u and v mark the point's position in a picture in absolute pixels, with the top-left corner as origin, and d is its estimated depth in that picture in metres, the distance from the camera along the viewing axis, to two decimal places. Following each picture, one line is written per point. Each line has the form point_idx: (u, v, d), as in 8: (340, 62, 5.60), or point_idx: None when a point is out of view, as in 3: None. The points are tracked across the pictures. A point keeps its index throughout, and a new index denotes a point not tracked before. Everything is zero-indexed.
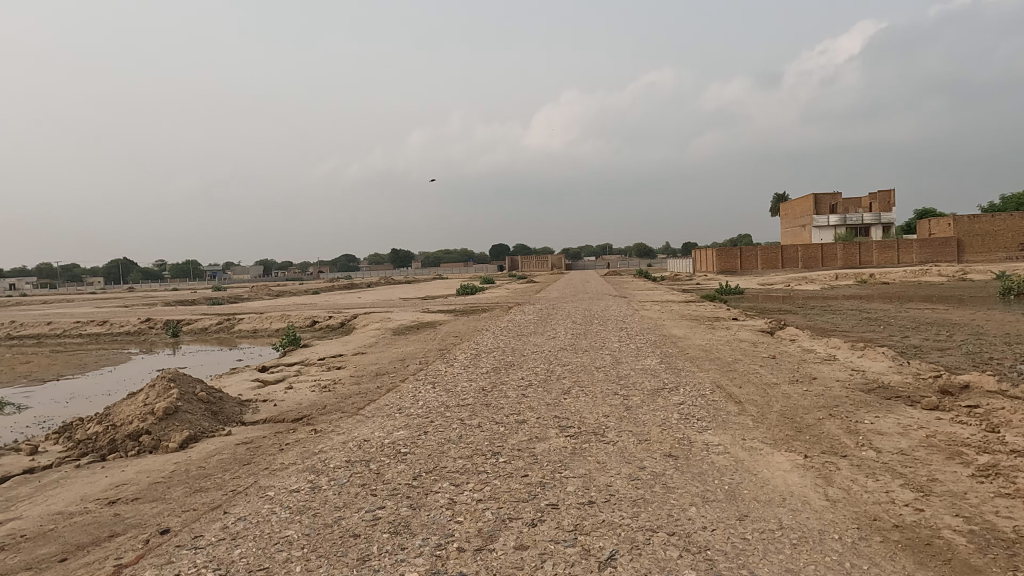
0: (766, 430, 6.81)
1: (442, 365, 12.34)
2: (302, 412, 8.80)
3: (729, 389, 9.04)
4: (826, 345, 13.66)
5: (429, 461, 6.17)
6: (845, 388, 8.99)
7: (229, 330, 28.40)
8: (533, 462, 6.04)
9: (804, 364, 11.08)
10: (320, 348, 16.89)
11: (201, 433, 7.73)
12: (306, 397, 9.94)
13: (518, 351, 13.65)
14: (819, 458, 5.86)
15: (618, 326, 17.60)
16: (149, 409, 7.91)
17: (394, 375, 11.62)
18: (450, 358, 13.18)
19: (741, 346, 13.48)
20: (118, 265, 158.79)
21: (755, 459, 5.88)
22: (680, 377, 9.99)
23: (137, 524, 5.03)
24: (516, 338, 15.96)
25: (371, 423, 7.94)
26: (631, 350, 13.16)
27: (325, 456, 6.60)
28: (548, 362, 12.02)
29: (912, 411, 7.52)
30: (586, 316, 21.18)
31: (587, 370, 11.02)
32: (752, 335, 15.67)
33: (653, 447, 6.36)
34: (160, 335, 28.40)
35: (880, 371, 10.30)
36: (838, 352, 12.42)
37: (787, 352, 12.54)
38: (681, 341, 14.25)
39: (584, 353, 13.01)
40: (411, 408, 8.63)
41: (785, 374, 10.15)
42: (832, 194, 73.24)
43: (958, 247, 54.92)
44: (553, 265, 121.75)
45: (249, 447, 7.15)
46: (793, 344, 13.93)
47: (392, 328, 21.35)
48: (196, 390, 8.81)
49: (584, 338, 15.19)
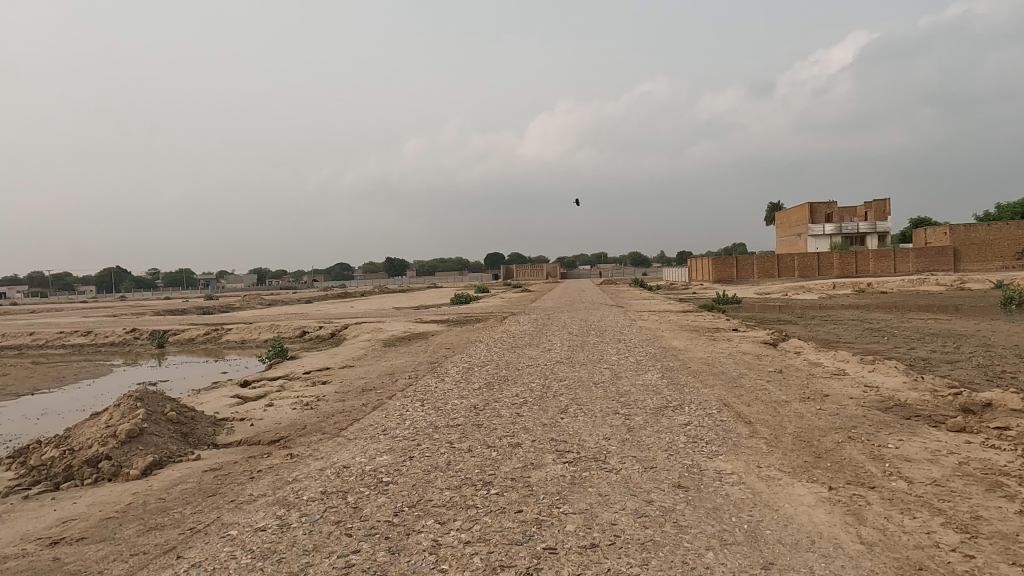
0: (782, 456, 6.24)
1: (432, 380, 11.75)
2: (279, 434, 8.19)
3: (737, 407, 8.47)
4: (833, 358, 13.10)
5: (413, 494, 5.56)
6: (861, 407, 8.43)
7: (217, 340, 27.69)
8: (529, 494, 5.45)
9: (813, 379, 10.53)
10: (306, 361, 16.24)
11: (166, 457, 7.12)
12: (285, 416, 9.32)
13: (512, 365, 13.04)
14: (845, 489, 5.29)
15: (616, 338, 16.97)
16: (111, 431, 7.29)
17: (382, 390, 11.01)
18: (441, 373, 12.57)
19: (745, 359, 12.92)
20: (111, 274, 157.92)
21: (774, 491, 5.29)
22: (684, 394, 9.43)
23: (76, 571, 4.41)
24: (510, 350, 15.33)
25: (353, 446, 7.34)
26: (631, 364, 12.55)
27: (299, 487, 5.98)
28: (543, 377, 11.43)
29: (937, 433, 6.97)
30: (583, 327, 20.56)
31: (585, 385, 10.44)
32: (755, 347, 15.09)
33: (660, 476, 5.77)
34: (145, 346, 27.65)
35: (894, 387, 9.75)
36: (847, 366, 11.88)
37: (794, 366, 11.97)
38: (682, 354, 13.70)
39: (581, 367, 12.40)
40: (396, 429, 8.02)
41: (794, 390, 9.57)
42: (828, 203, 73.09)
43: (955, 256, 54.71)
44: (549, 273, 121.14)
45: (216, 475, 6.53)
46: (799, 357, 13.36)
47: (382, 339, 20.70)
48: (166, 410, 8.19)
49: (580, 351, 14.58)
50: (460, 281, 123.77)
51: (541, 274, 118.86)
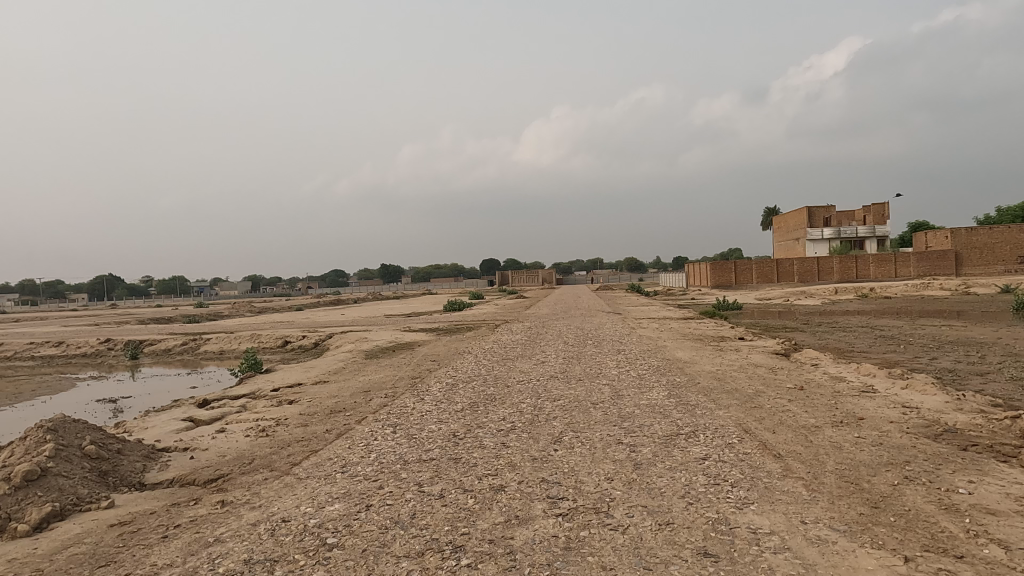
0: (832, 508, 4.96)
1: (410, 399, 10.42)
2: (220, 471, 6.89)
3: (762, 436, 7.20)
4: (855, 372, 11.82)
5: (361, 566, 4.28)
6: (907, 433, 7.18)
7: (194, 351, 26.30)
8: (510, 566, 4.17)
9: (841, 398, 9.29)
10: (277, 376, 14.86)
11: (72, 505, 5.81)
12: (234, 446, 8.00)
13: (500, 381, 11.73)
14: (926, 560, 4.03)
15: (616, 349, 15.64)
16: (6, 473, 5.98)
17: (352, 412, 9.72)
18: (422, 390, 11.25)
19: (759, 373, 11.66)
20: (102, 281, 156.92)
21: (833, 564, 4.01)
22: (697, 417, 8.17)
23: None
24: (500, 364, 13.97)
25: (302, 489, 6.04)
26: (633, 379, 11.25)
27: (218, 552, 4.67)
28: (534, 396, 10.10)
29: (1013, 471, 5.72)
30: (579, 337, 19.20)
31: (582, 406, 9.15)
32: (767, 359, 13.80)
33: (679, 539, 4.49)
34: (118, 358, 26.19)
35: (936, 407, 8.48)
36: (875, 381, 10.62)
37: (815, 382, 10.71)
38: (688, 368, 12.44)
39: (578, 383, 11.11)
40: (358, 466, 6.72)
41: (823, 413, 8.29)
42: (825, 207, 72.21)
43: (956, 260, 53.62)
44: (545, 279, 119.89)
45: (120, 533, 5.20)
46: (818, 370, 12.07)
47: (365, 350, 19.33)
48: (83, 443, 6.87)
49: (577, 364, 13.29)
50: (455, 287, 122.55)
51: (536, 279, 117.63)
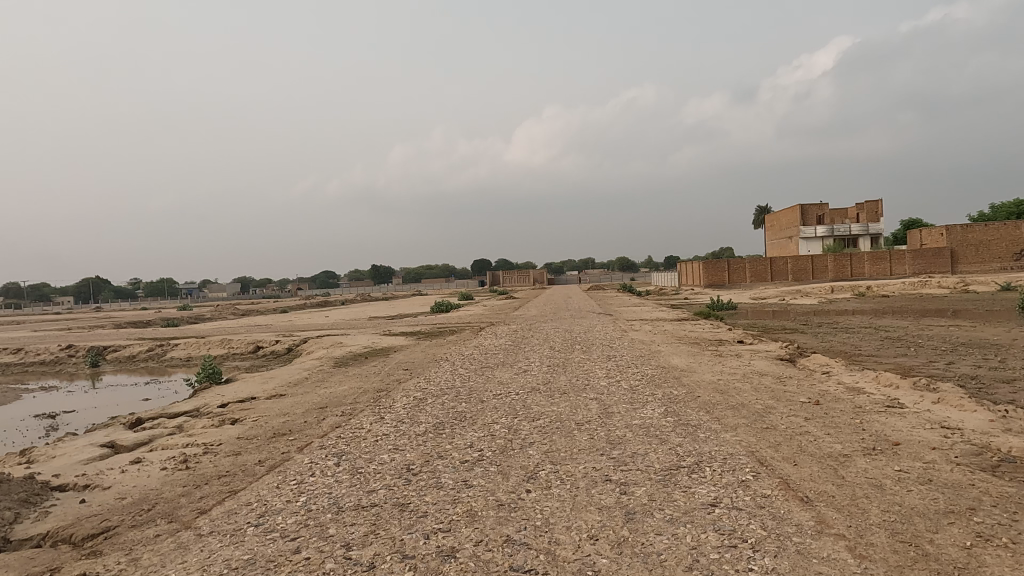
0: None
1: (368, 418, 9.04)
2: (108, 523, 5.49)
3: (782, 470, 5.89)
4: (874, 382, 10.49)
5: None
6: (960, 466, 5.86)
7: (159, 358, 24.76)
8: None
9: (865, 416, 7.98)
10: (230, 389, 13.42)
11: None
12: (141, 485, 6.59)
13: (474, 395, 10.39)
14: None
15: (606, 356, 14.25)
16: None
17: (297, 436, 8.32)
18: (384, 407, 9.88)
19: (766, 384, 10.34)
20: (89, 283, 155.22)
21: None
22: (702, 444, 6.85)
23: None
24: (476, 374, 12.57)
25: (194, 555, 4.64)
26: (624, 393, 9.93)
27: None
28: (511, 415, 8.70)
29: None
30: (566, 342, 17.81)
31: (564, 429, 7.77)
32: (771, 366, 12.46)
33: None
34: (77, 366, 24.59)
35: (981, 428, 7.17)
36: (899, 393, 9.33)
37: (832, 396, 9.35)
38: (685, 377, 11.12)
39: (562, 397, 9.78)
40: (278, 517, 5.32)
41: (850, 437, 6.95)
42: (818, 205, 71.42)
43: (952, 258, 52.85)
44: (536, 280, 118.54)
45: None
46: (831, 380, 10.74)
47: (335, 357, 17.90)
48: None
49: (562, 374, 11.96)
50: (446, 287, 121.57)
51: (527, 279, 116.46)
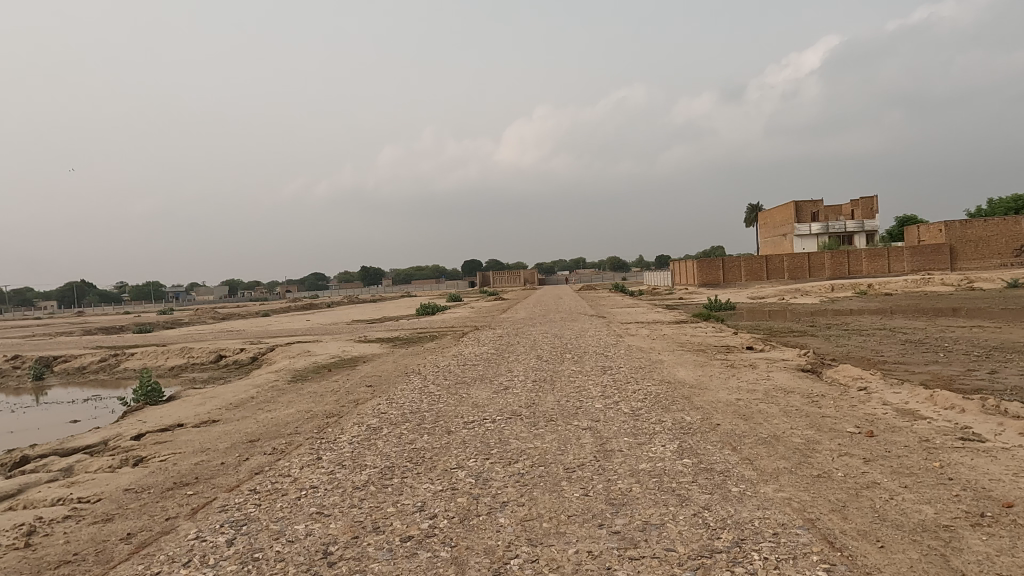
0: None
1: (301, 460, 7.07)
2: None
3: (868, 562, 3.96)
4: (925, 402, 8.64)
5: None
6: None
7: (112, 369, 22.58)
8: None
9: (940, 456, 6.09)
10: (159, 412, 11.37)
11: None
12: None
13: (441, 423, 8.45)
14: None
15: (601, 368, 12.31)
16: None
17: (199, 490, 6.31)
18: (327, 441, 7.90)
19: (797, 407, 8.45)
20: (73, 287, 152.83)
21: None
22: (740, 509, 4.91)
23: None
24: (448, 393, 10.60)
25: None
26: (626, 420, 8.02)
27: None
28: (482, 456, 6.74)
29: None
30: (555, 350, 15.91)
31: (550, 480, 5.83)
32: (796, 381, 10.56)
33: None
34: (19, 379, 22.34)
35: None
36: (967, 420, 7.46)
37: (885, 424, 7.46)
38: (697, 397, 9.22)
39: (547, 428, 7.82)
40: None
41: (942, 495, 5.04)
42: (812, 202, 70.00)
43: (951, 255, 51.37)
44: (527, 280, 116.31)
45: None
46: (874, 400, 8.85)
47: (295, 370, 15.89)
48: None
49: (550, 393, 10.04)
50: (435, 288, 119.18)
51: (518, 279, 114.35)
